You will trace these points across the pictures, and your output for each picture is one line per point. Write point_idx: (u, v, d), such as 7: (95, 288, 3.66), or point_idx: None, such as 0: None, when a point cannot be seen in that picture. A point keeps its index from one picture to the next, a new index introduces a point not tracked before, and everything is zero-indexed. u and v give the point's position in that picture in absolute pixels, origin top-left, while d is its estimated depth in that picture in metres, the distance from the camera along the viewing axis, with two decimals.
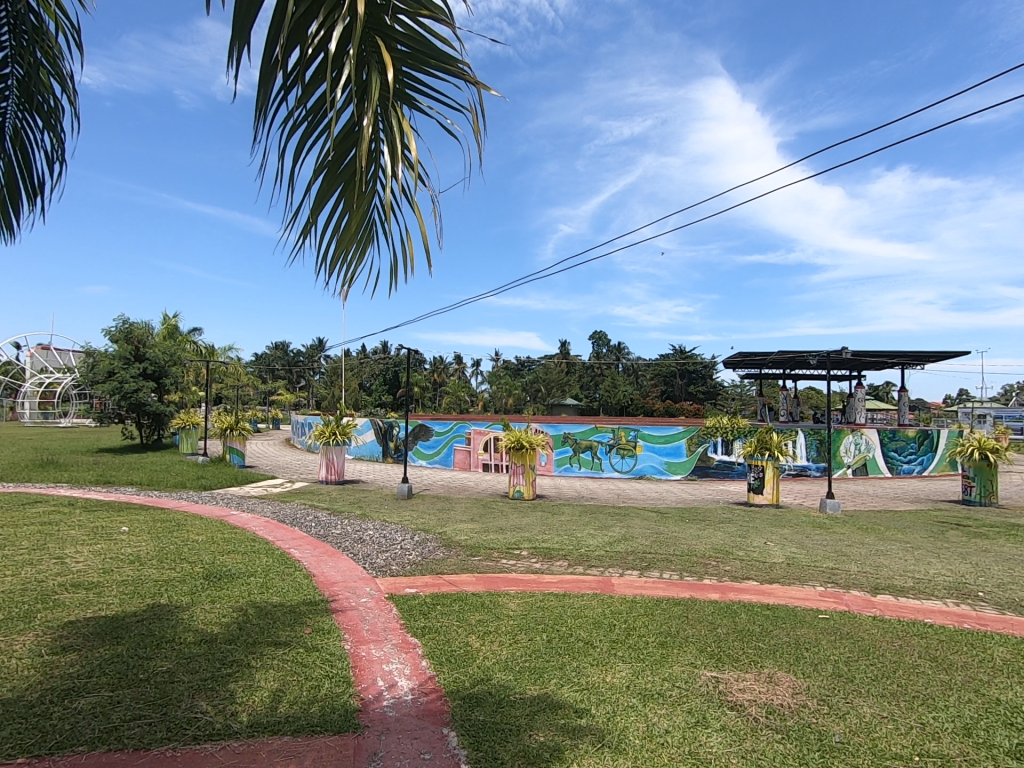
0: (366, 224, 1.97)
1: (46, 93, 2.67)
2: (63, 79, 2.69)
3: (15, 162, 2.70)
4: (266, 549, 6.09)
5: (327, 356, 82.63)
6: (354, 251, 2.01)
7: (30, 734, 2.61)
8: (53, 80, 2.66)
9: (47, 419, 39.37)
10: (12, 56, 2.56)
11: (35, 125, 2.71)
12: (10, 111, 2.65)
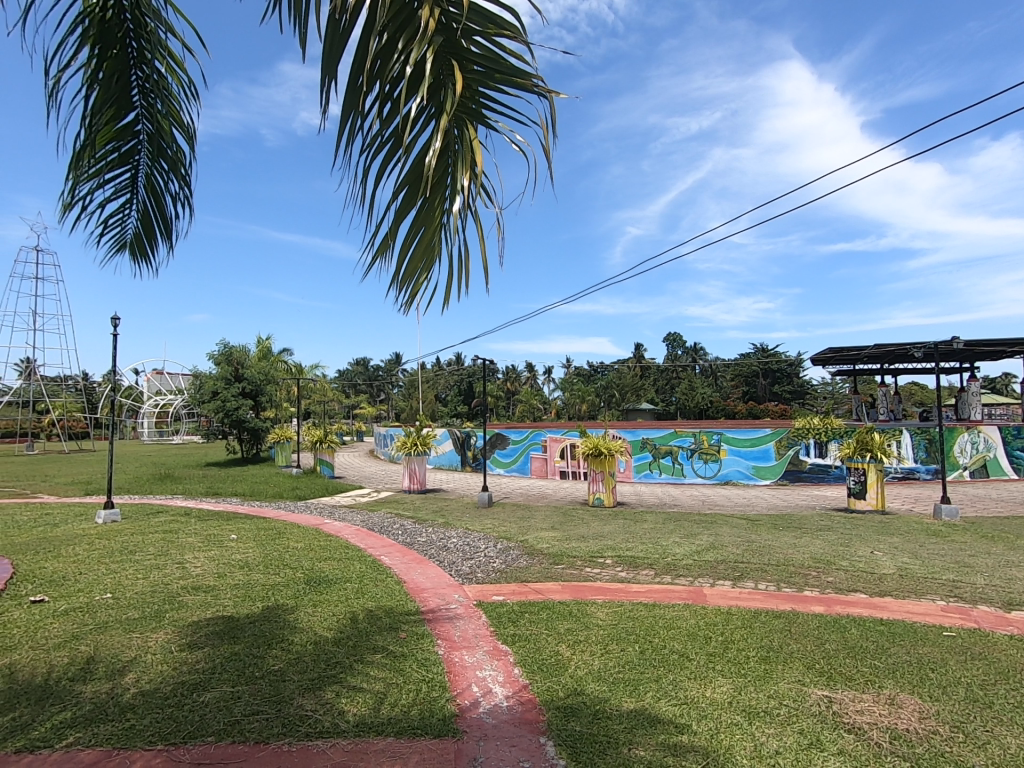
0: (439, 239, 2.02)
1: (170, 143, 3.01)
2: (183, 128, 3.00)
3: (150, 206, 3.18)
4: (360, 556, 6.37)
5: (404, 370, 85.85)
6: (426, 266, 2.06)
7: (168, 722, 2.87)
8: (177, 132, 3.00)
9: (163, 436, 43.56)
10: (144, 113, 2.91)
11: (164, 171, 3.10)
12: (144, 162, 3.05)
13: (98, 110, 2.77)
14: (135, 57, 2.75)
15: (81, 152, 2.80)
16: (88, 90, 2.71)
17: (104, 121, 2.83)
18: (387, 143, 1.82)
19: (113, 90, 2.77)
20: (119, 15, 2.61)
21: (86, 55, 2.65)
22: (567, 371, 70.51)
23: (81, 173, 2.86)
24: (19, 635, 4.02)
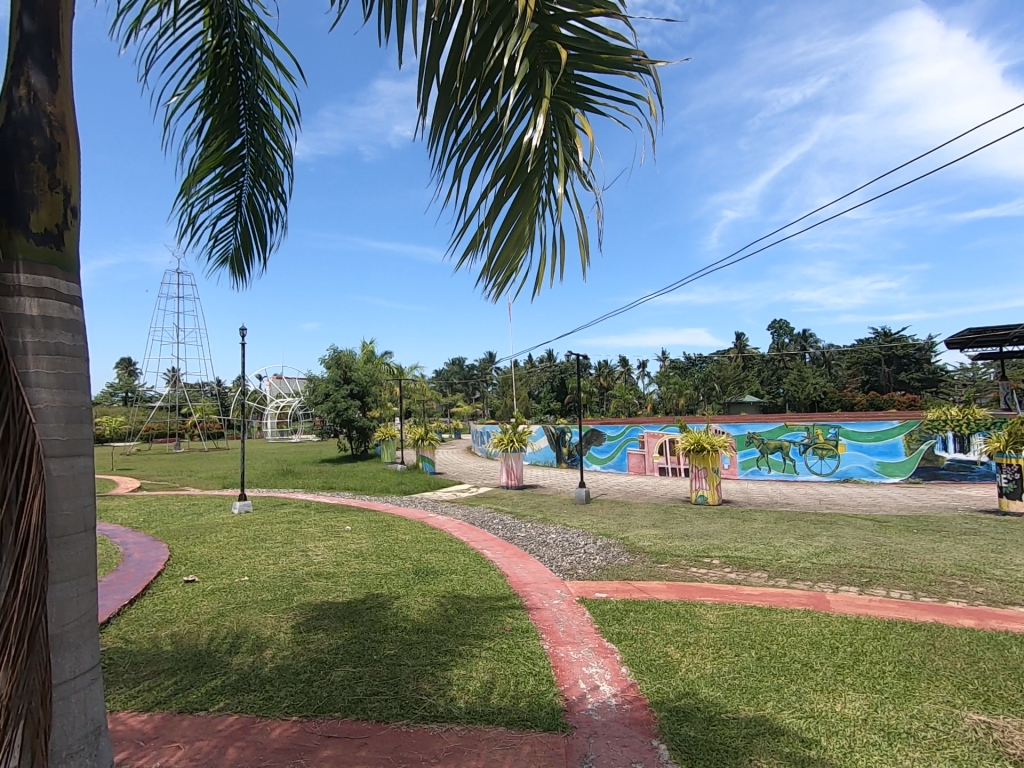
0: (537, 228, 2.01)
1: (269, 163, 3.42)
2: (280, 150, 3.42)
3: (250, 224, 3.52)
4: (463, 549, 6.58)
5: (497, 369, 87.54)
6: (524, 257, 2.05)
7: (300, 696, 3.14)
8: (277, 155, 3.42)
9: (283, 435, 47.75)
10: (248, 139, 3.36)
11: (263, 191, 3.46)
12: (246, 184, 3.44)
13: (211, 131, 3.23)
14: (244, 89, 3.28)
15: (197, 169, 3.20)
16: (205, 118, 3.21)
17: (215, 145, 3.27)
18: (486, 136, 1.84)
19: (224, 117, 3.27)
20: (233, 55, 3.20)
21: (205, 89, 3.19)
22: (663, 365, 68.16)
23: (197, 188, 3.23)
24: (177, 610, 4.58)
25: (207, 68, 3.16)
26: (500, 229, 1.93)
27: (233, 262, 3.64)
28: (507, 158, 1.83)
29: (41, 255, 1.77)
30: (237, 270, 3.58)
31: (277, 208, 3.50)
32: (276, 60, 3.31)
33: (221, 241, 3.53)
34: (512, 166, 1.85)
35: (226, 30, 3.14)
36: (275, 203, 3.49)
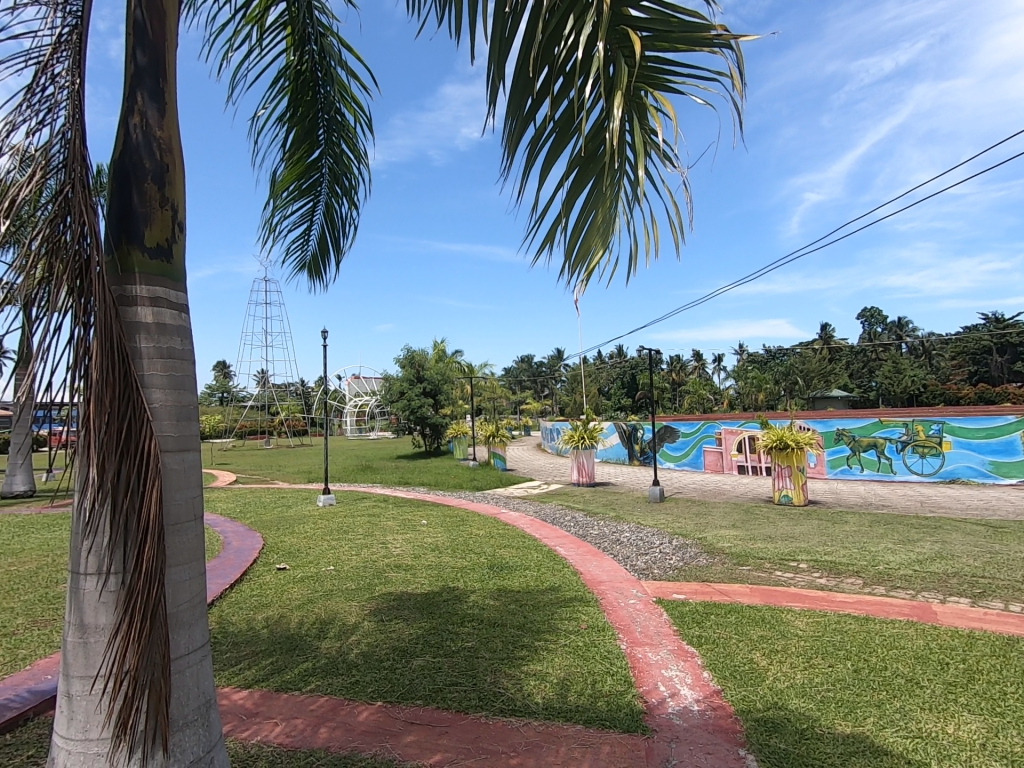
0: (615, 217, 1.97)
1: (346, 172, 3.59)
2: (356, 159, 3.58)
3: (327, 230, 3.71)
4: (536, 545, 6.60)
5: (566, 366, 87.13)
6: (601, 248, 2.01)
7: (384, 682, 3.26)
8: (352, 163, 3.59)
9: (362, 432, 50.03)
10: (327, 149, 3.53)
11: (339, 198, 3.63)
12: (324, 192, 3.62)
13: (293, 144, 3.41)
14: (323, 103, 3.45)
15: (280, 180, 3.40)
16: (288, 130, 3.40)
17: (297, 156, 3.46)
18: (559, 128, 1.81)
19: (305, 130, 3.45)
20: (312, 70, 3.37)
21: (288, 104, 3.38)
22: (741, 358, 65.15)
23: (280, 197, 3.41)
24: (270, 596, 4.90)
25: (289, 84, 3.34)
26: (577, 221, 1.90)
27: (310, 268, 3.84)
28: (581, 148, 1.80)
29: (155, 267, 1.95)
30: (315, 274, 3.78)
31: (352, 214, 3.67)
32: (352, 71, 3.45)
33: (301, 247, 3.73)
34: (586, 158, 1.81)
35: (307, 47, 3.31)
36: (351, 210, 3.66)
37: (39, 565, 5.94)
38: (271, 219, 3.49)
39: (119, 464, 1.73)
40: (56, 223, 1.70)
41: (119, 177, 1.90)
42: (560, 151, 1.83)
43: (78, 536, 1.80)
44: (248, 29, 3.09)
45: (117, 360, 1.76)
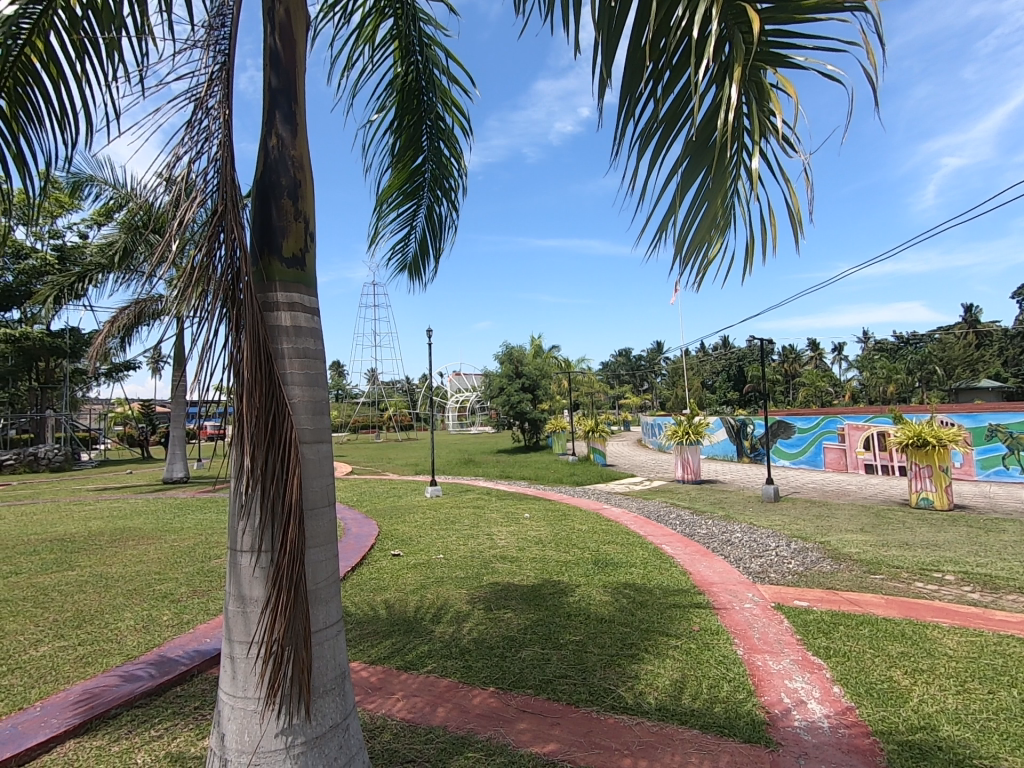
0: (730, 205, 1.87)
1: (447, 175, 3.71)
2: (457, 162, 3.69)
3: (429, 232, 3.86)
4: (642, 543, 6.45)
5: (666, 359, 84.24)
6: (713, 238, 1.92)
7: (496, 669, 3.36)
8: (453, 166, 3.70)
9: (463, 428, 51.77)
10: (429, 154, 3.67)
11: (440, 201, 3.76)
12: (426, 196, 3.76)
13: (398, 150, 3.58)
14: (426, 110, 3.58)
15: (387, 186, 3.58)
16: (395, 138, 3.57)
17: (402, 163, 3.62)
18: (671, 113, 1.73)
19: (409, 137, 3.60)
20: (417, 80, 3.51)
21: (395, 113, 3.54)
22: (866, 347, 59.10)
23: (386, 202, 3.60)
24: (387, 580, 5.23)
25: (396, 94, 3.51)
26: (687, 212, 1.82)
27: (413, 269, 4.01)
28: (692, 138, 1.70)
29: (292, 275, 2.13)
30: (417, 275, 3.96)
31: (452, 215, 3.79)
32: (453, 77, 3.56)
33: (405, 249, 3.91)
34: (699, 144, 1.71)
35: (413, 58, 3.45)
36: (450, 211, 3.77)
37: (196, 542, 6.80)
38: (378, 224, 3.69)
39: (266, 454, 1.92)
40: (212, 241, 1.92)
41: (261, 195, 2.11)
42: (671, 138, 1.75)
43: (235, 517, 2.03)
44: (361, 45, 3.29)
45: (263, 361, 1.96)
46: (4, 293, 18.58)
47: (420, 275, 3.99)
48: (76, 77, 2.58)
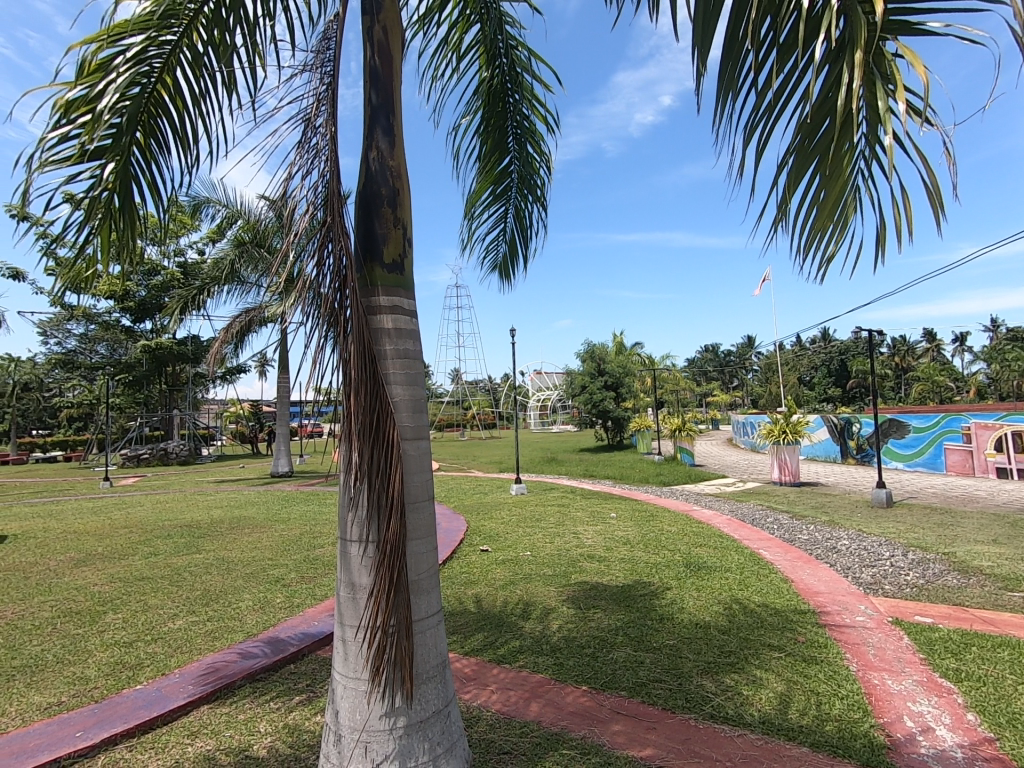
0: (848, 191, 1.73)
1: (534, 174, 3.74)
2: (543, 160, 3.71)
3: (517, 232, 3.91)
4: (737, 547, 6.15)
5: (758, 354, 79.75)
6: (831, 227, 1.78)
7: (587, 668, 3.34)
8: (540, 165, 3.72)
9: (545, 425, 51.94)
10: (515, 154, 3.70)
11: (527, 200, 3.80)
12: (514, 195, 3.80)
13: (486, 153, 3.65)
14: (512, 112, 3.63)
15: (475, 190, 3.67)
16: (482, 142, 3.64)
17: (490, 167, 3.69)
18: (778, 98, 1.60)
19: (495, 141, 3.66)
20: (503, 83, 3.56)
21: (482, 117, 3.61)
22: (995, 336, 52.66)
23: (476, 205, 3.69)
24: (477, 574, 5.36)
25: (483, 99, 3.59)
26: (798, 205, 1.71)
27: (503, 270, 4.08)
28: (803, 127, 1.57)
29: (392, 280, 2.24)
30: (507, 274, 4.03)
31: (539, 214, 3.81)
32: (538, 76, 3.57)
33: (494, 250, 3.98)
34: (809, 132, 1.58)
35: (498, 62, 3.51)
36: (538, 210, 3.80)
37: (302, 532, 7.33)
38: (469, 228, 3.79)
39: (371, 450, 2.02)
40: (322, 252, 2.06)
41: (363, 206, 2.23)
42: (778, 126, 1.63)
43: (345, 508, 2.17)
44: (449, 54, 3.39)
45: (368, 363, 2.07)
46: (140, 306, 20.94)
47: (510, 275, 4.07)
48: (198, 105, 2.86)
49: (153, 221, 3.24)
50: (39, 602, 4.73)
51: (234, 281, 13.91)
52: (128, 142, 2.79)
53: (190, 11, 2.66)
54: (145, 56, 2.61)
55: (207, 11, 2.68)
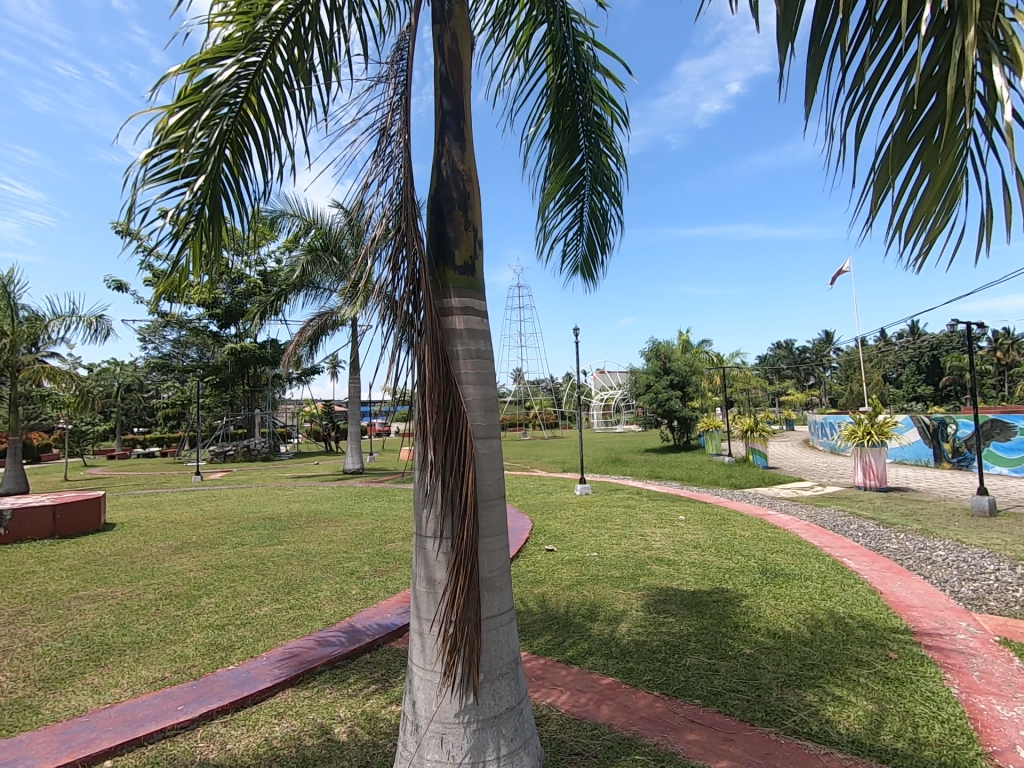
0: (958, 173, 1.59)
1: (607, 170, 3.70)
2: (615, 155, 3.67)
3: (593, 230, 3.89)
4: (818, 555, 5.82)
5: (838, 351, 75.06)
6: (940, 210, 1.64)
7: (660, 674, 3.27)
8: (612, 161, 3.69)
9: (608, 425, 51.25)
10: (587, 151, 3.68)
11: (601, 196, 3.77)
12: (587, 193, 3.78)
13: (557, 155, 3.66)
14: (581, 110, 3.60)
15: (548, 191, 3.67)
16: (553, 143, 3.64)
17: (562, 167, 3.68)
18: (876, 79, 1.49)
19: (565, 140, 3.65)
20: (571, 81, 3.54)
21: (552, 118, 3.61)
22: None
23: (550, 207, 3.70)
24: (544, 574, 5.37)
25: (552, 101, 3.59)
26: (901, 189, 1.59)
27: (582, 268, 4.07)
28: (907, 106, 1.46)
29: (464, 282, 2.29)
30: (586, 273, 4.03)
31: (614, 210, 3.77)
32: (606, 70, 3.53)
33: (572, 250, 3.98)
34: (914, 111, 1.47)
35: (566, 61, 3.49)
36: (614, 206, 3.77)
37: (374, 527, 7.62)
38: (545, 229, 3.81)
39: (445, 448, 2.07)
40: (397, 256, 2.12)
41: (436, 210, 2.29)
42: (877, 108, 1.52)
43: (421, 504, 2.23)
44: (516, 60, 3.43)
45: (441, 364, 2.11)
46: (226, 312, 22.46)
47: (589, 273, 4.06)
48: (279, 122, 3.03)
49: (236, 233, 3.44)
50: (144, 585, 5.17)
51: (309, 287, 14.65)
52: (218, 159, 2.98)
53: (273, 33, 2.82)
54: (233, 78, 2.79)
55: (287, 32, 2.86)
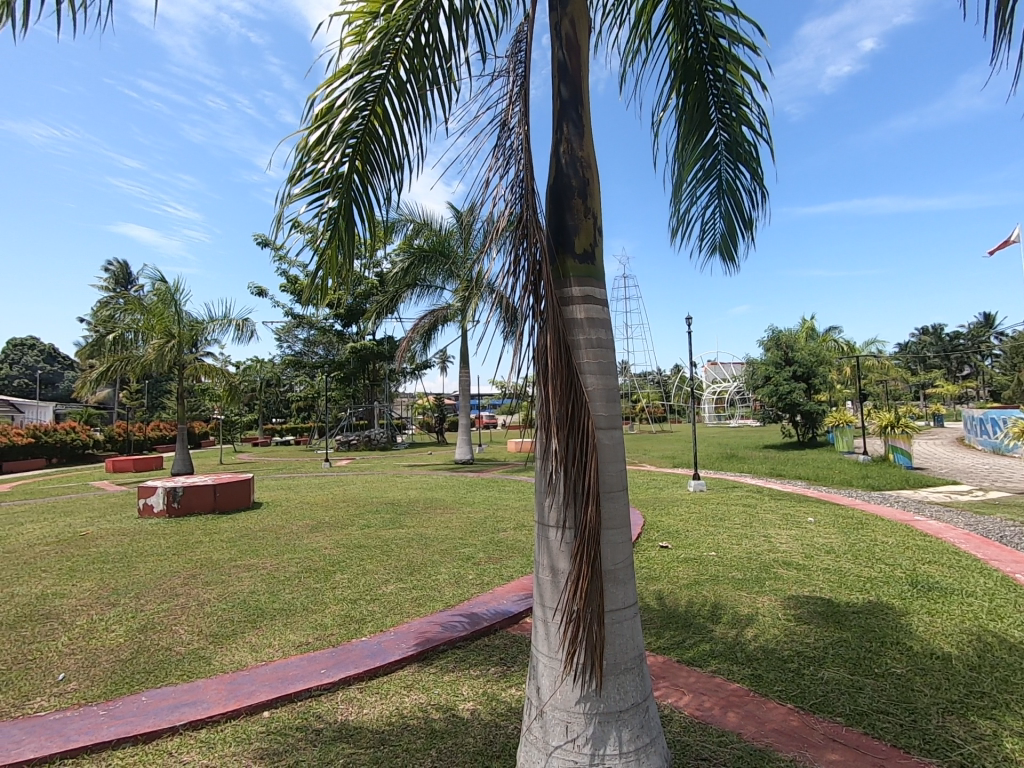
0: None
1: (742, 140, 3.46)
2: (752, 124, 3.42)
3: (731, 208, 3.65)
4: (982, 569, 5.08)
5: (1001, 336, 64.77)
6: None
7: (793, 686, 3.03)
8: (749, 130, 3.44)
9: (721, 420, 48.67)
10: (721, 124, 3.47)
11: (738, 170, 3.53)
12: (723, 168, 3.57)
13: (687, 133, 3.49)
14: (711, 82, 3.41)
15: (680, 172, 3.53)
16: (682, 121, 3.49)
17: (694, 145, 3.51)
18: None
19: (695, 117, 3.48)
20: (697, 53, 3.37)
21: (679, 96, 3.47)
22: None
23: (683, 187, 3.55)
24: (659, 570, 5.21)
25: (676, 77, 3.45)
26: None
27: (721, 249, 3.84)
28: None
29: (584, 270, 2.25)
30: (727, 253, 3.79)
31: (755, 182, 3.51)
32: (737, 34, 3.30)
33: (709, 230, 3.77)
34: None
35: (691, 33, 3.33)
36: (754, 178, 3.51)
37: (487, 515, 7.85)
38: (679, 212, 3.66)
39: (568, 437, 2.06)
40: (517, 247, 2.13)
41: (555, 199, 2.27)
42: None
43: (543, 493, 2.25)
44: (636, 43, 3.34)
45: (563, 354, 2.10)
46: (348, 312, 24.27)
47: (729, 253, 3.84)
48: (402, 132, 3.18)
49: (365, 241, 3.67)
50: (288, 558, 5.75)
51: (421, 286, 15.36)
52: (348, 171, 3.19)
53: (395, 47, 2.96)
54: (360, 93, 2.97)
55: (407, 44, 2.99)
